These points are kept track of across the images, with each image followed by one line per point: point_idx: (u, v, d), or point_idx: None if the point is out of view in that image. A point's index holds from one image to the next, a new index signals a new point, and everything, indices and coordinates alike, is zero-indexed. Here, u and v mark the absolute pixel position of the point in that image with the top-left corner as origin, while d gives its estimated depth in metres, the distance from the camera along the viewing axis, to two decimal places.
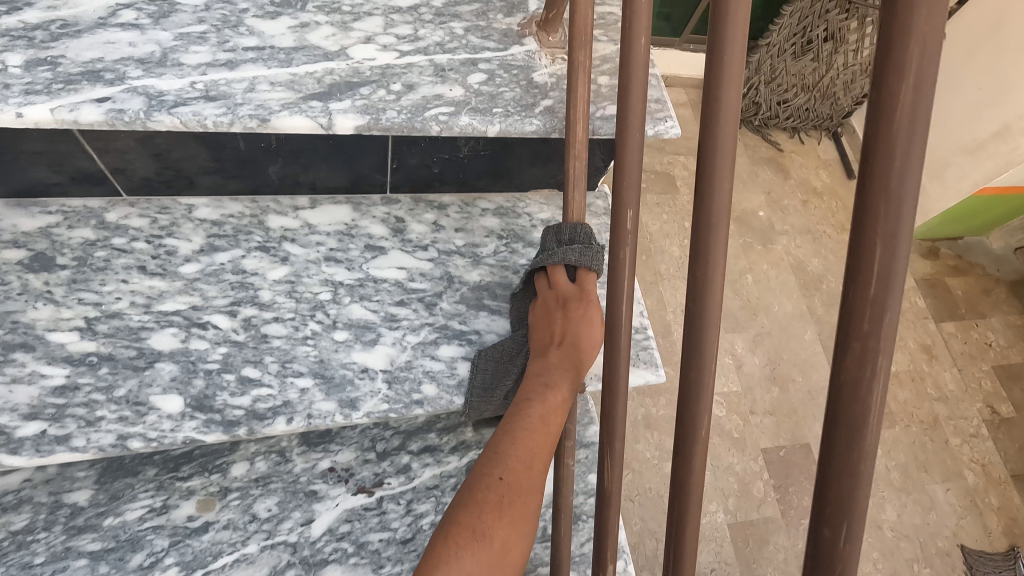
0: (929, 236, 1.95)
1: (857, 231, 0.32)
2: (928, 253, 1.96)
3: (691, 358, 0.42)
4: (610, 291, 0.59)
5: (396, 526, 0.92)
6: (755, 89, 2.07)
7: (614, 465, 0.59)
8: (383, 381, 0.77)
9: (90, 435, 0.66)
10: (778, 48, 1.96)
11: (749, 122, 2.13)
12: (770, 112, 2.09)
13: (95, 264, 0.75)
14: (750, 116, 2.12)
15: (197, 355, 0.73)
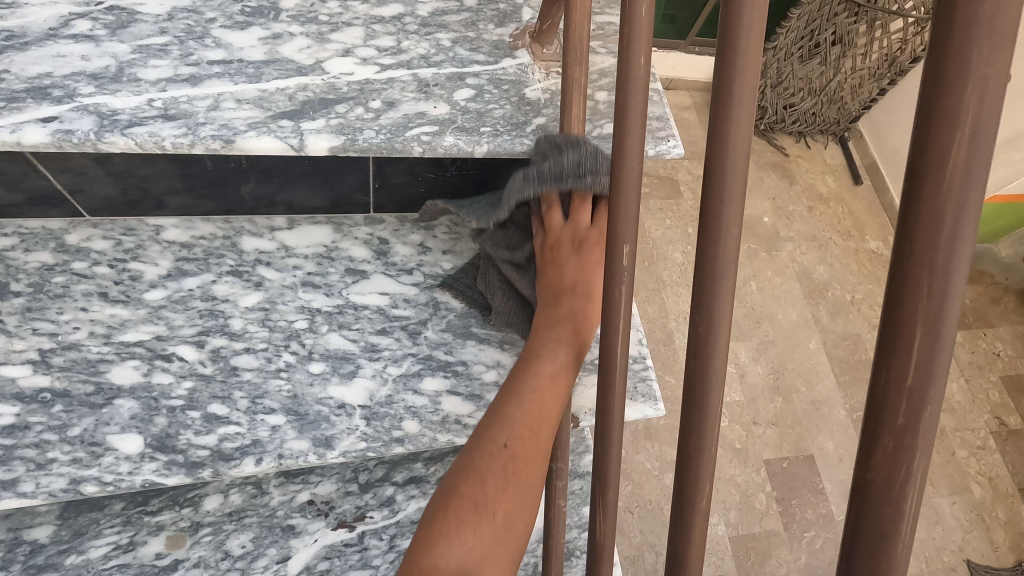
0: None
1: (892, 309, 0.27)
2: None
3: (690, 417, 0.38)
4: (604, 332, 0.54)
5: (378, 564, 0.87)
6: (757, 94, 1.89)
7: (607, 507, 0.57)
8: (360, 417, 0.72)
9: (39, 479, 0.62)
10: (784, 52, 1.79)
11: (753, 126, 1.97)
12: (776, 117, 1.91)
13: (53, 291, 0.71)
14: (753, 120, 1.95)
15: (160, 390, 0.68)
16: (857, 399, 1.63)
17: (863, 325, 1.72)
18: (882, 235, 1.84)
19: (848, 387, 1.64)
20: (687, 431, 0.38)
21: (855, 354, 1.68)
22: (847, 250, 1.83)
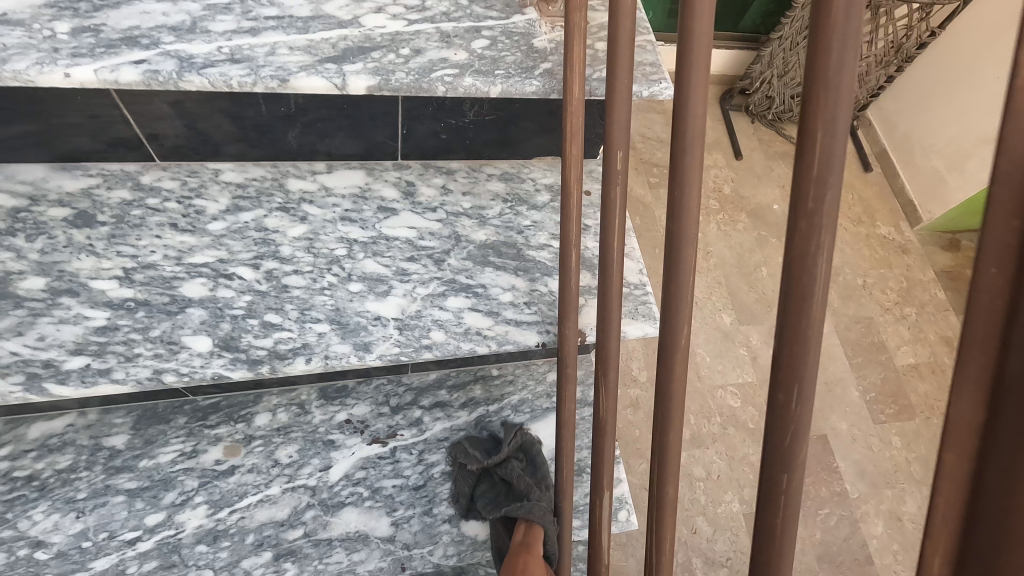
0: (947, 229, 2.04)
1: (801, 121, 0.37)
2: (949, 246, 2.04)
3: (670, 260, 0.54)
4: (604, 225, 0.67)
5: (409, 474, 0.97)
6: (768, 84, 2.10)
7: (610, 383, 0.70)
8: (394, 327, 0.83)
9: (129, 369, 0.73)
10: (790, 41, 1.95)
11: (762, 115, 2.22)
12: (783, 107, 2.14)
13: (132, 221, 0.82)
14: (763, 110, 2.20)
15: (224, 302, 0.79)
16: (867, 380, 1.84)
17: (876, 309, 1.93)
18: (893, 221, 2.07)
19: (859, 369, 1.85)
20: (669, 271, 0.54)
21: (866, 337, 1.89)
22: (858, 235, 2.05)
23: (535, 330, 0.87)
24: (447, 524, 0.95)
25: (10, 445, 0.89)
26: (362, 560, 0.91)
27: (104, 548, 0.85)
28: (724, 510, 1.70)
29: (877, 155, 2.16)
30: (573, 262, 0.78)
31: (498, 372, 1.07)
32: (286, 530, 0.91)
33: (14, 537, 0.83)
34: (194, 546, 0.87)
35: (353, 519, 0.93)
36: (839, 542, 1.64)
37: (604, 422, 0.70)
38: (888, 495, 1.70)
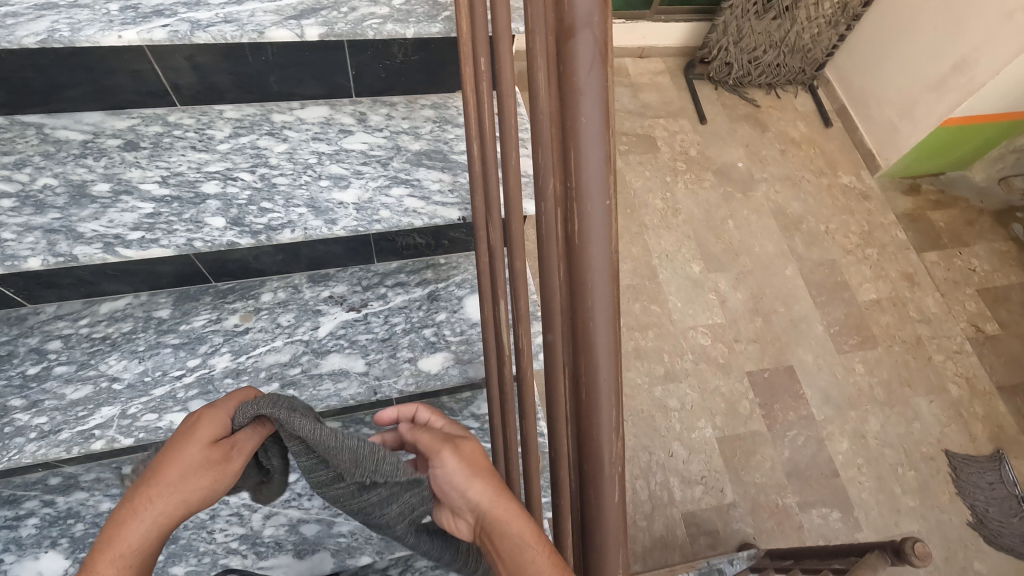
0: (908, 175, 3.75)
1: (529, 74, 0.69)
2: (909, 190, 3.79)
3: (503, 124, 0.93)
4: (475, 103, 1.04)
5: (378, 329, 1.31)
6: (721, 65, 3.78)
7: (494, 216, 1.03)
8: (353, 208, 1.16)
9: (171, 238, 1.07)
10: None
11: (718, 90, 3.95)
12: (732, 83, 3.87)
13: (164, 146, 1.17)
14: (720, 86, 3.91)
15: (232, 195, 1.14)
16: (831, 315, 3.33)
17: (834, 256, 3.51)
18: (853, 171, 3.83)
19: (823, 305, 3.36)
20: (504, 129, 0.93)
21: (823, 281, 3.43)
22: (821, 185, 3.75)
23: (456, 208, 1.21)
24: (407, 362, 1.29)
25: (88, 318, 1.24)
26: (345, 387, 1.24)
27: (160, 381, 1.19)
28: (696, 434, 2.93)
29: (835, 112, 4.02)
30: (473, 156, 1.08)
31: (445, 261, 1.43)
32: (288, 368, 1.24)
33: (97, 375, 1.17)
34: (223, 379, 1.21)
35: (337, 361, 1.27)
36: (807, 457, 2.92)
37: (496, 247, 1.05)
38: (852, 415, 3.05)
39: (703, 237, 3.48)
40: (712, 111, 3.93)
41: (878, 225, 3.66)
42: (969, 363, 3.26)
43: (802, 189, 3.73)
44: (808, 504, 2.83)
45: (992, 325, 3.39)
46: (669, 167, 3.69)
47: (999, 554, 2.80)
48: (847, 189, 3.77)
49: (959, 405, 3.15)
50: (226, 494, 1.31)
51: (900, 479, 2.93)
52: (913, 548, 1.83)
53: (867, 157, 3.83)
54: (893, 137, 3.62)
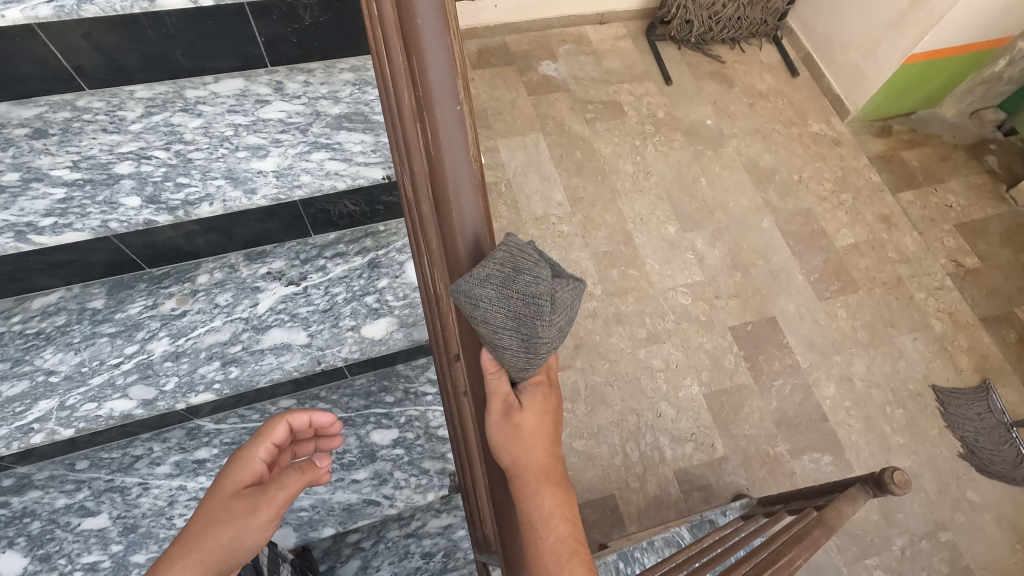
0: (878, 116, 3.75)
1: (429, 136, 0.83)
2: (881, 132, 3.77)
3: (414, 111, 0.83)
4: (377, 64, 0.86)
5: (318, 301, 1.30)
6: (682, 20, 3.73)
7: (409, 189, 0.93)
8: (273, 177, 1.15)
9: (85, 221, 1.05)
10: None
11: (684, 47, 3.91)
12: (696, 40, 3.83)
13: (74, 131, 1.14)
14: (685, 42, 3.88)
15: (146, 173, 1.11)
16: (811, 264, 3.32)
17: (809, 204, 3.49)
18: (823, 118, 3.80)
19: (802, 254, 3.34)
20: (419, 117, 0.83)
21: (803, 229, 3.41)
22: (791, 135, 3.72)
23: (380, 167, 1.19)
24: (351, 330, 1.27)
25: (20, 315, 1.22)
26: (288, 359, 1.23)
27: (98, 370, 1.17)
28: (684, 393, 2.92)
29: (802, 60, 3.99)
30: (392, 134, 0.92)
31: (385, 228, 1.41)
32: (229, 346, 1.23)
33: (32, 370, 1.15)
34: (163, 363, 1.20)
35: (279, 335, 1.25)
36: (795, 406, 2.93)
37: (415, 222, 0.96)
38: (836, 359, 3.06)
39: (676, 198, 3.45)
40: (678, 70, 3.88)
41: (851, 170, 3.63)
42: (950, 298, 3.26)
43: (773, 142, 3.69)
44: (799, 451, 2.84)
45: (971, 259, 3.39)
46: (637, 131, 3.64)
47: (991, 483, 2.82)
48: (820, 134, 3.75)
49: (943, 340, 3.15)
50: (183, 480, 1.30)
51: (889, 418, 2.94)
52: (892, 477, 1.83)
53: (836, 103, 3.81)
54: (859, 80, 3.61)
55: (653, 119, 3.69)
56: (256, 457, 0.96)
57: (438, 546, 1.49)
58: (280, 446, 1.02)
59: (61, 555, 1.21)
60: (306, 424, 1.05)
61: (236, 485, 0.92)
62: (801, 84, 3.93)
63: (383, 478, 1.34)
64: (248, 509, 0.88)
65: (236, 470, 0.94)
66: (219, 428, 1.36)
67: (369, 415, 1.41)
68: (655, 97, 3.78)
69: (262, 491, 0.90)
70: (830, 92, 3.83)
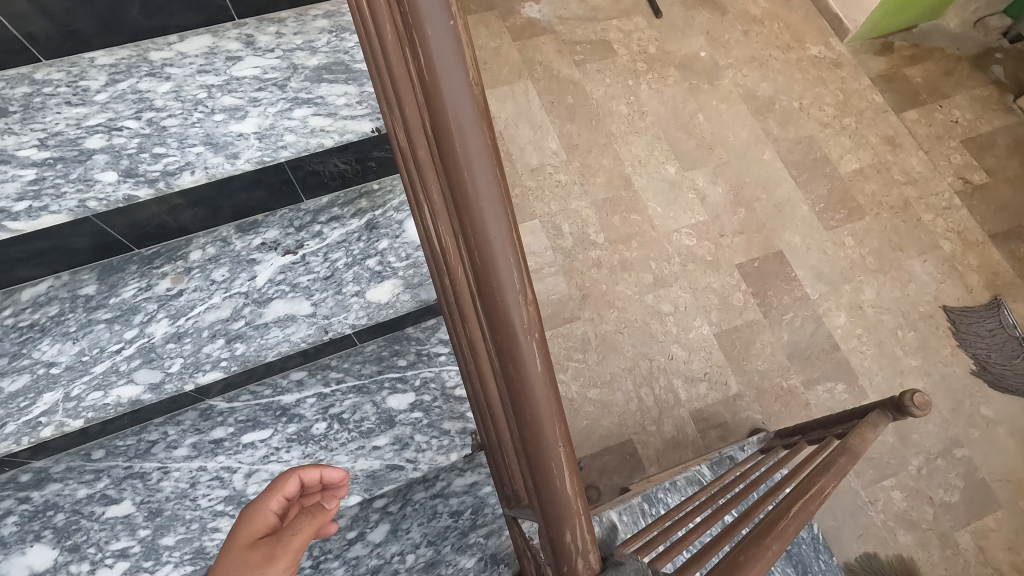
0: (879, 33, 3.57)
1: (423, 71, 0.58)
2: (883, 49, 3.60)
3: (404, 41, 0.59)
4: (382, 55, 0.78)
5: (319, 269, 1.25)
6: None
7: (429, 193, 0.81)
8: (255, 138, 1.07)
9: (60, 203, 0.99)
10: None
11: None
12: None
13: (36, 106, 1.06)
14: None
15: (119, 146, 1.04)
16: (816, 193, 3.23)
17: (812, 131, 3.37)
18: (822, 40, 3.63)
19: (806, 184, 3.25)
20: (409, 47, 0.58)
21: (806, 158, 3.30)
22: (790, 61, 3.57)
23: (368, 120, 1.12)
24: (356, 296, 1.22)
25: (11, 308, 1.17)
26: (294, 331, 1.19)
27: (99, 358, 1.13)
28: (694, 334, 2.90)
29: None
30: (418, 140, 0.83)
31: (379, 186, 1.34)
32: (231, 322, 1.18)
33: (31, 363, 1.12)
34: (165, 345, 1.16)
35: (281, 307, 1.21)
36: (806, 338, 2.91)
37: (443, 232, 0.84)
38: (845, 288, 3.02)
39: (673, 136, 3.33)
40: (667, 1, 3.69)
41: (854, 92, 3.49)
42: (958, 217, 3.19)
43: (772, 69, 3.54)
44: (813, 382, 2.84)
45: (979, 174, 3.29)
46: (629, 70, 3.48)
47: (1004, 397, 2.83)
48: (819, 57, 3.58)
49: (952, 260, 3.10)
50: (202, 460, 1.28)
51: (901, 342, 2.93)
52: (913, 399, 1.81)
53: (834, 23, 3.64)
54: None
55: (644, 56, 3.52)
56: (269, 509, 0.87)
57: (466, 503, 1.50)
58: (293, 499, 0.93)
59: (90, 544, 1.20)
60: (317, 480, 0.96)
61: (251, 537, 0.82)
62: (797, 5, 3.74)
63: (405, 442, 1.33)
64: (262, 561, 0.77)
65: (248, 522, 0.85)
66: (232, 406, 1.34)
67: (384, 381, 1.38)
68: (645, 32, 3.60)
69: (276, 540, 0.79)
70: (828, 11, 3.65)
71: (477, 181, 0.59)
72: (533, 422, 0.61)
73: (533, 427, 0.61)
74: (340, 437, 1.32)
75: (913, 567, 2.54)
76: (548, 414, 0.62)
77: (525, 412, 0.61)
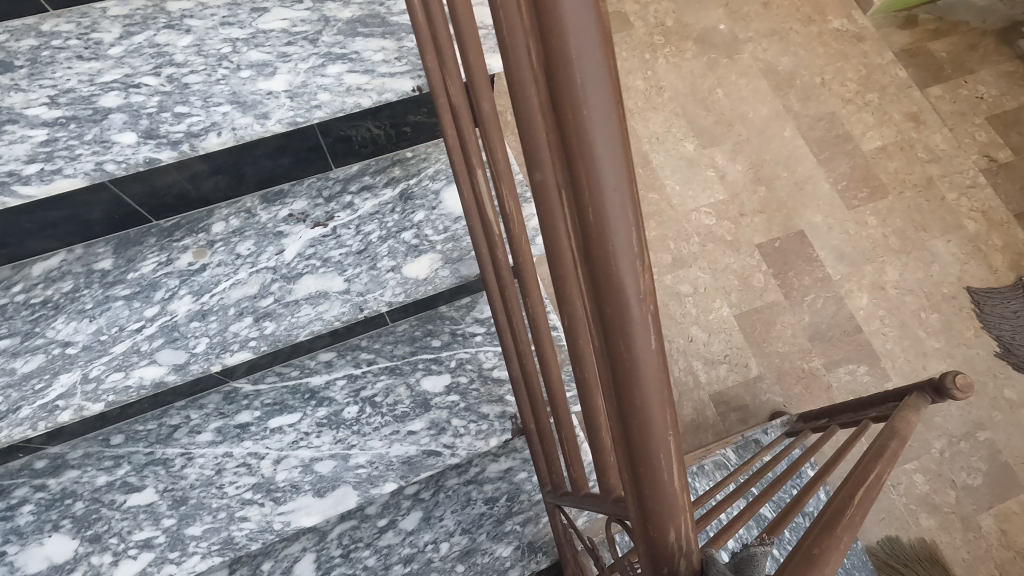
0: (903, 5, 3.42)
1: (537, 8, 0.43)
2: (907, 22, 3.45)
3: None
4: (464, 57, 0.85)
5: (351, 242, 1.16)
6: None
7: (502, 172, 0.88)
8: (285, 97, 0.98)
9: (76, 166, 0.90)
10: None
11: None
12: None
13: (45, 61, 0.96)
14: None
15: (138, 104, 0.95)
16: (838, 171, 3.13)
17: (835, 107, 3.25)
18: (845, 13, 3.47)
19: (828, 162, 3.15)
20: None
21: (829, 134, 3.19)
22: (812, 33, 3.41)
23: (408, 78, 1.03)
24: (391, 272, 1.14)
25: (22, 284, 1.08)
26: (327, 309, 1.11)
27: (119, 337, 1.05)
28: (714, 316, 2.83)
29: None
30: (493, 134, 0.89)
31: (412, 154, 1.25)
32: (259, 300, 1.10)
33: (46, 343, 1.04)
34: (189, 324, 1.08)
35: (312, 283, 1.12)
36: (828, 321, 2.84)
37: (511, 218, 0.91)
38: (869, 269, 2.94)
39: (691, 112, 3.21)
40: None
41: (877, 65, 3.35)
42: (984, 196, 3.09)
43: (793, 42, 3.39)
44: (834, 364, 2.78)
45: (1005, 152, 3.17)
46: (646, 43, 3.34)
47: None
48: (843, 29, 3.43)
49: (977, 240, 3.01)
50: (228, 446, 1.21)
51: (925, 324, 2.86)
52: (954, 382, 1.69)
53: None
54: None
55: (662, 28, 3.38)
56: None
57: (501, 490, 1.43)
58: None
59: (112, 534, 1.13)
60: None
61: None
62: None
63: (441, 427, 1.25)
64: None
65: None
66: (258, 389, 1.26)
67: (417, 362, 1.31)
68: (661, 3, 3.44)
69: None
70: None
71: (595, 135, 0.46)
72: (638, 414, 0.53)
73: (639, 421, 0.53)
74: (373, 421, 1.25)
75: (936, 551, 2.50)
76: (659, 410, 0.53)
77: (632, 402, 0.53)
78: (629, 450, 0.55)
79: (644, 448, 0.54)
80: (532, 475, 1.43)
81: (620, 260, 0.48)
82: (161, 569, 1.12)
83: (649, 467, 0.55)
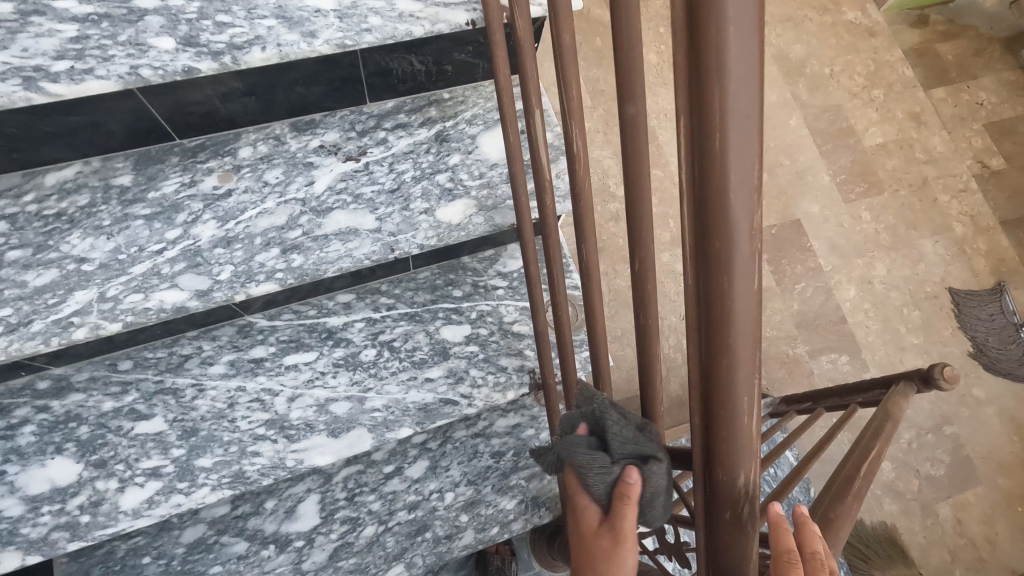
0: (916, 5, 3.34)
1: None
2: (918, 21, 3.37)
3: None
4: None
5: (384, 180, 1.12)
6: None
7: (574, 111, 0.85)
8: (335, 17, 0.93)
9: (109, 68, 0.84)
10: None
11: None
12: None
13: None
14: None
15: (176, 9, 0.89)
16: (839, 164, 3.13)
17: (844, 99, 3.21)
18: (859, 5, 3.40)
19: (831, 153, 3.16)
20: None
21: (834, 126, 3.19)
22: (824, 23, 3.33)
23: (463, 11, 0.99)
24: (424, 215, 1.11)
25: (33, 193, 1.02)
26: (356, 247, 1.07)
27: (138, 259, 1.01)
28: None
29: None
30: (569, 70, 0.86)
31: (450, 96, 1.20)
32: (287, 232, 1.06)
33: (60, 258, 0.99)
34: (213, 250, 1.03)
35: (343, 219, 1.08)
36: (816, 310, 2.89)
37: (576, 158, 0.86)
38: (861, 263, 2.98)
39: None
40: None
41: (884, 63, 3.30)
42: (975, 201, 3.15)
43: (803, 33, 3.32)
44: (818, 351, 2.85)
45: (997, 160, 3.20)
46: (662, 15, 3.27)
47: (999, 380, 2.85)
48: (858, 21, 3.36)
49: (963, 243, 3.06)
50: (241, 380, 1.18)
51: (906, 319, 2.94)
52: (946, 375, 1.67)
53: None
54: None
55: None
56: None
57: (508, 445, 1.43)
58: None
59: (118, 461, 1.10)
60: None
61: None
62: None
63: (459, 376, 1.24)
64: None
65: None
66: (274, 325, 1.23)
67: (437, 311, 1.28)
68: None
69: None
70: None
71: (732, 56, 0.44)
72: (726, 352, 0.52)
73: (726, 359, 0.52)
74: (391, 366, 1.23)
75: (896, 534, 2.62)
76: (747, 360, 0.52)
77: (722, 339, 0.52)
78: (710, 393, 0.55)
79: (725, 387, 0.53)
80: (540, 433, 1.43)
81: (736, 200, 0.47)
82: (169, 498, 1.10)
83: (728, 409, 0.54)
